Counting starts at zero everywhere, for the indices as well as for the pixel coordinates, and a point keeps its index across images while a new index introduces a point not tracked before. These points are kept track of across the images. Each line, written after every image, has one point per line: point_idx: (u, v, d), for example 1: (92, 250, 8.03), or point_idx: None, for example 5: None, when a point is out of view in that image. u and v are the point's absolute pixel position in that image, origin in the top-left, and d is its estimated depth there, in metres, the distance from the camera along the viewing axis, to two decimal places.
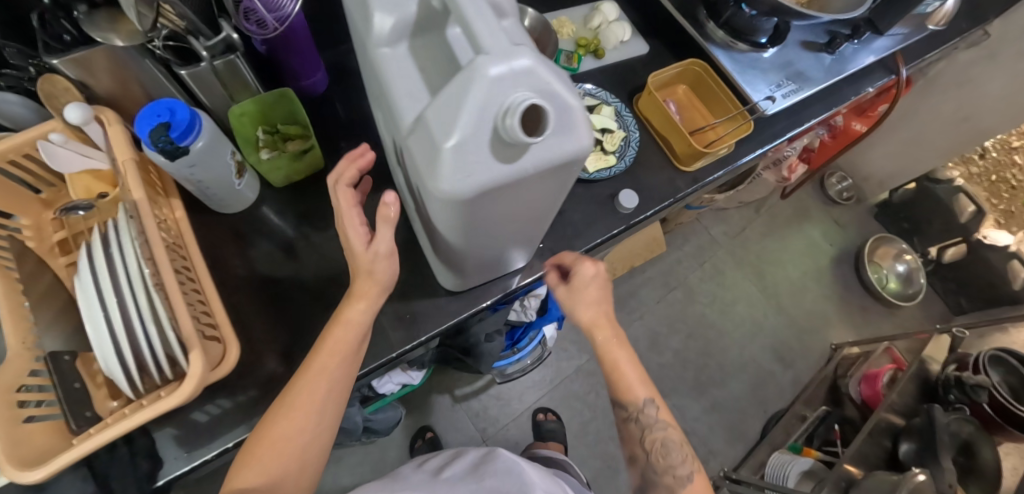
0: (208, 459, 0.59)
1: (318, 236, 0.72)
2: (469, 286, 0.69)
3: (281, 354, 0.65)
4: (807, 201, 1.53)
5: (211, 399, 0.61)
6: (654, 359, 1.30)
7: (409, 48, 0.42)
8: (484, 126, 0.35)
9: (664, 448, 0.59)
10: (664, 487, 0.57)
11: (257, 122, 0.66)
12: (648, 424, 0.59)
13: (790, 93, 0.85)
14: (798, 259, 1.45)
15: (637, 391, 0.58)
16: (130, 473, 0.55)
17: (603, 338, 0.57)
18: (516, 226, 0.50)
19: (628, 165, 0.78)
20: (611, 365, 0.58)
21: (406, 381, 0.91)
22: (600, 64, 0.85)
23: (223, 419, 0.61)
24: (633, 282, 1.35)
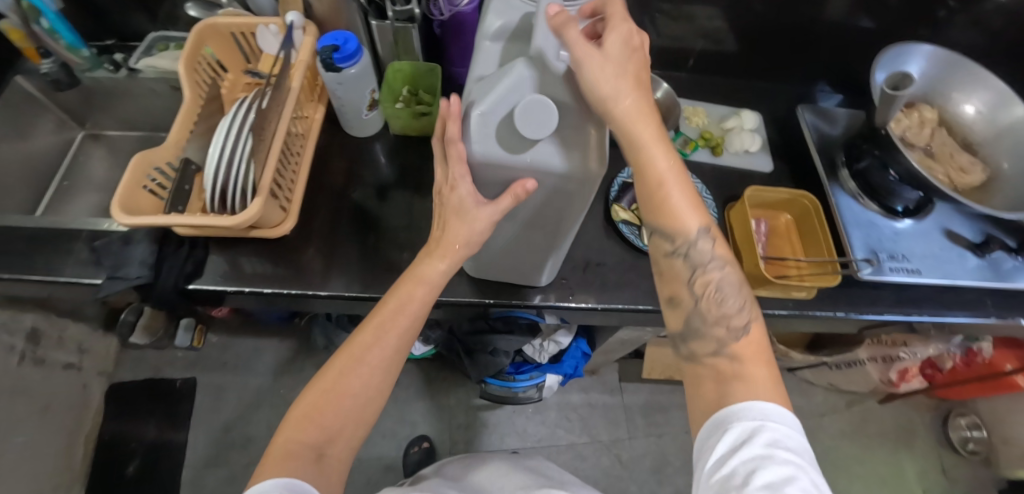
0: (222, 290, 0.72)
1: (400, 182, 0.83)
2: (485, 279, 0.73)
3: (319, 249, 0.76)
4: (917, 427, 1.29)
5: (259, 253, 0.75)
6: (652, 487, 1.17)
7: (501, 46, 0.50)
8: (502, 109, 0.44)
9: (716, 295, 0.49)
10: (711, 341, 0.48)
11: (408, 82, 0.81)
12: (691, 271, 0.50)
13: (904, 272, 0.74)
14: (872, 482, 1.21)
15: (691, 217, 0.49)
16: (179, 265, 0.70)
17: (635, 153, 0.48)
18: (518, 230, 0.57)
19: None
20: (664, 193, 0.49)
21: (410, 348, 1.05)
22: (714, 160, 0.84)
23: (255, 270, 0.74)
24: (670, 396, 1.27)
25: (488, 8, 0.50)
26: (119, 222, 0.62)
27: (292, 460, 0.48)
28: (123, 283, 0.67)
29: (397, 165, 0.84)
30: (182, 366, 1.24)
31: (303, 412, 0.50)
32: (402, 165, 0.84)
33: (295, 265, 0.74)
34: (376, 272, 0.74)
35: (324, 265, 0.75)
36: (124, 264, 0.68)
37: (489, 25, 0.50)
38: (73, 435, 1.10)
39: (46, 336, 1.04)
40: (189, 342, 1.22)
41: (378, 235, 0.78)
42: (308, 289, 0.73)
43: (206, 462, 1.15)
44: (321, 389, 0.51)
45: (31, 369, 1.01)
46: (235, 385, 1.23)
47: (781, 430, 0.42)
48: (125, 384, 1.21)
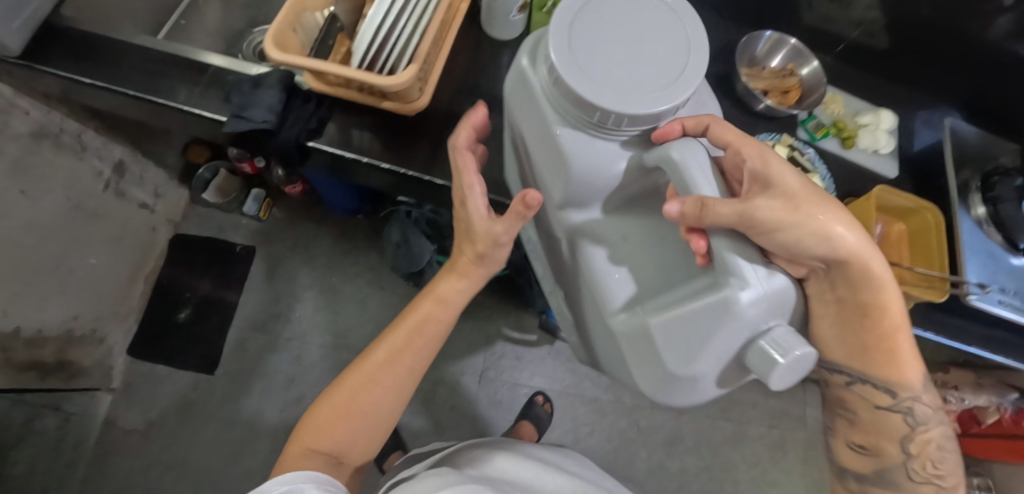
0: (344, 156, 0.73)
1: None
2: None
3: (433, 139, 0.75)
4: None
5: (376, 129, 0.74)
6: (660, 458, 1.20)
7: (594, 211, 0.53)
8: (721, 356, 0.43)
9: (918, 423, 0.57)
10: (912, 458, 0.58)
11: None
12: (918, 416, 0.56)
13: (1012, 309, 0.72)
14: None
15: (900, 353, 0.53)
16: (302, 119, 0.70)
17: (872, 293, 0.48)
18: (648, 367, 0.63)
19: None
20: (887, 336, 0.51)
21: None
22: (841, 152, 0.81)
23: (368, 145, 0.73)
24: None
25: (566, 152, 0.45)
26: (269, 54, 0.59)
27: (310, 462, 0.53)
28: (249, 124, 0.67)
29: None
30: (245, 232, 1.25)
31: (318, 425, 0.55)
32: None
33: (408, 150, 0.74)
34: None
35: (434, 156, 0.74)
36: (253, 106, 0.68)
37: (577, 175, 0.47)
38: (136, 269, 1.14)
39: (130, 170, 1.08)
40: (256, 212, 1.22)
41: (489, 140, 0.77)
42: (424, 173, 0.73)
43: (251, 327, 1.18)
44: (338, 402, 0.56)
45: (112, 199, 1.05)
46: (289, 262, 1.24)
47: None
48: (189, 238, 1.22)
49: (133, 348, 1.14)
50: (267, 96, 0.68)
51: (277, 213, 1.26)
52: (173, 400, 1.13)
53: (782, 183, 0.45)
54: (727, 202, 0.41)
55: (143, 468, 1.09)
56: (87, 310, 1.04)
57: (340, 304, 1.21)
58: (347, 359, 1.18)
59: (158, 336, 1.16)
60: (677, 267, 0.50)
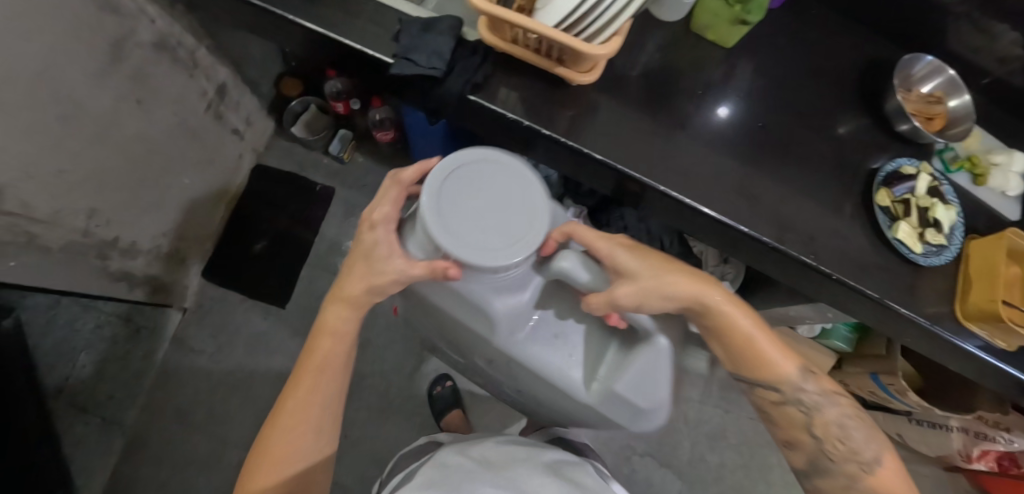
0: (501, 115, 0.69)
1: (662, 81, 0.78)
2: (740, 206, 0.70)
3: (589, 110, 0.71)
4: None
5: (535, 92, 0.70)
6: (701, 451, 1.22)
7: (529, 320, 0.54)
8: (664, 387, 0.55)
9: (841, 430, 0.56)
10: (856, 458, 0.55)
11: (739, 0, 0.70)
12: (845, 448, 0.56)
13: None
14: None
15: (770, 365, 0.56)
16: (467, 72, 0.68)
17: (743, 319, 0.53)
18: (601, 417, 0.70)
19: (922, 266, 0.74)
20: (745, 342, 0.54)
21: None
22: (970, 188, 0.81)
23: (520, 104, 0.69)
24: None
25: (489, 308, 0.50)
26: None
27: None
28: (415, 68, 0.66)
29: None
30: (325, 171, 1.24)
31: (252, 473, 0.55)
32: None
33: None
34: None
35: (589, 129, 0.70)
36: (421, 51, 0.67)
37: (507, 315, 0.51)
38: (220, 195, 1.14)
39: (229, 94, 1.06)
40: (341, 154, 1.20)
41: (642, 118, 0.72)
42: (582, 145, 0.69)
43: (323, 268, 1.19)
44: (264, 450, 0.55)
45: (210, 122, 1.04)
46: (367, 209, 1.23)
47: None
48: (270, 169, 1.22)
49: (208, 271, 1.15)
50: (436, 43, 0.67)
51: (358, 158, 1.25)
52: (242, 328, 1.15)
53: (626, 265, 0.49)
54: (602, 295, 0.47)
55: (208, 389, 1.12)
56: (175, 229, 1.04)
57: None
58: None
59: (233, 263, 1.17)
60: (575, 344, 0.56)
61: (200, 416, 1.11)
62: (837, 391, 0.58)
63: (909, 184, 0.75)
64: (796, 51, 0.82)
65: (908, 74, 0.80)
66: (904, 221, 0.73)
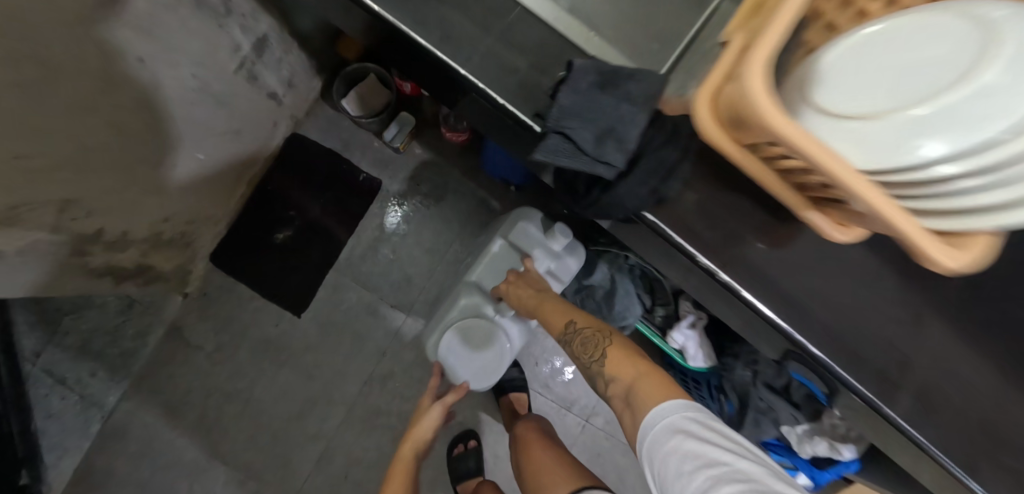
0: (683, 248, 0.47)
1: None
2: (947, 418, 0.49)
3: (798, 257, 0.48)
4: None
5: (732, 218, 0.47)
6: None
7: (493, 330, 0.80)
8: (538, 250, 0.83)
9: (584, 344, 0.61)
10: (600, 376, 0.59)
11: None
12: (570, 335, 0.63)
13: None
14: None
15: (558, 319, 0.65)
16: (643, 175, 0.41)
17: (535, 301, 0.69)
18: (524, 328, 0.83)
19: None
20: (550, 314, 0.66)
21: (688, 355, 0.73)
22: None
23: (706, 232, 0.47)
24: None
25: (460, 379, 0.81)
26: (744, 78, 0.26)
27: None
28: (576, 157, 0.39)
29: None
30: (375, 157, 1.00)
31: None
32: None
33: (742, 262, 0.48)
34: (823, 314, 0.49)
35: (794, 288, 0.48)
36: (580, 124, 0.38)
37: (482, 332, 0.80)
38: (244, 168, 0.91)
39: (270, 50, 0.81)
40: (396, 146, 0.97)
41: (868, 274, 0.49)
42: (782, 317, 0.48)
43: (355, 278, 0.99)
44: None
45: (242, 84, 0.79)
46: (417, 214, 1.01)
47: (699, 420, 0.46)
48: (309, 142, 0.99)
49: (219, 256, 0.96)
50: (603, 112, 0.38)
51: (417, 148, 1.00)
52: (250, 330, 0.97)
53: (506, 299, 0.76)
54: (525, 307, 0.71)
55: (204, 392, 0.97)
56: (183, 211, 0.83)
57: None
58: None
59: (251, 252, 0.97)
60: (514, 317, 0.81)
61: (192, 417, 0.97)
62: (591, 321, 0.63)
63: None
64: None
65: None
66: None
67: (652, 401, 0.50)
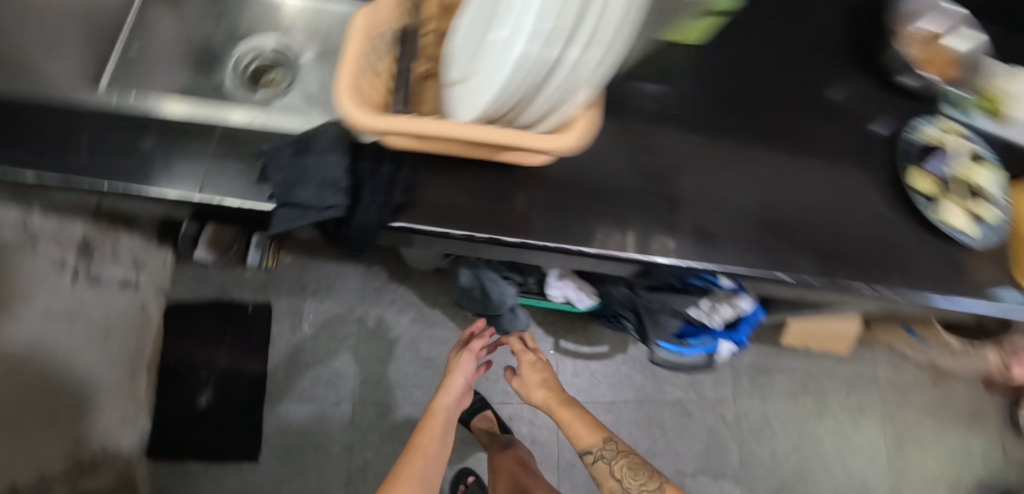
0: (452, 237, 0.53)
1: (637, 110, 0.59)
2: (753, 241, 0.56)
3: (586, 185, 0.55)
4: (992, 413, 1.33)
5: (504, 188, 0.54)
6: (750, 447, 1.18)
7: None
8: None
9: (630, 469, 0.79)
10: None
11: None
12: (610, 458, 0.80)
13: None
14: (943, 455, 1.29)
15: (581, 432, 0.84)
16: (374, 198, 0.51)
17: (545, 399, 0.91)
18: (550, 403, 0.90)
19: (981, 249, 0.60)
20: (565, 415, 0.88)
21: (572, 300, 0.83)
22: (1002, 132, 0.67)
23: (467, 207, 0.53)
24: (776, 360, 1.22)
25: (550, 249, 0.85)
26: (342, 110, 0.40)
27: None
28: (307, 215, 0.49)
29: (653, 70, 0.61)
30: (252, 286, 1.05)
31: None
32: (653, 69, 0.61)
33: (504, 203, 0.54)
34: (603, 206, 0.55)
35: (598, 211, 0.55)
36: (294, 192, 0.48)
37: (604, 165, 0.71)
38: (136, 360, 0.93)
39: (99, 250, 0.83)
40: (263, 261, 1.00)
41: (623, 159, 0.57)
42: (583, 245, 0.53)
43: (290, 398, 1.02)
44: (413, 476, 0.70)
45: (86, 291, 0.81)
46: (316, 316, 1.06)
47: None
48: (187, 305, 1.02)
49: (157, 452, 0.97)
50: (307, 178, 0.49)
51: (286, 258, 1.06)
52: None
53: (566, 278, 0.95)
54: (537, 391, 0.92)
55: None
56: (91, 433, 0.83)
57: (386, 354, 1.06)
58: (410, 415, 1.04)
59: (188, 429, 0.98)
60: None
61: None
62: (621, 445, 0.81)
63: (942, 157, 0.62)
64: (755, 36, 0.66)
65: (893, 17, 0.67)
66: (948, 200, 0.60)
67: None
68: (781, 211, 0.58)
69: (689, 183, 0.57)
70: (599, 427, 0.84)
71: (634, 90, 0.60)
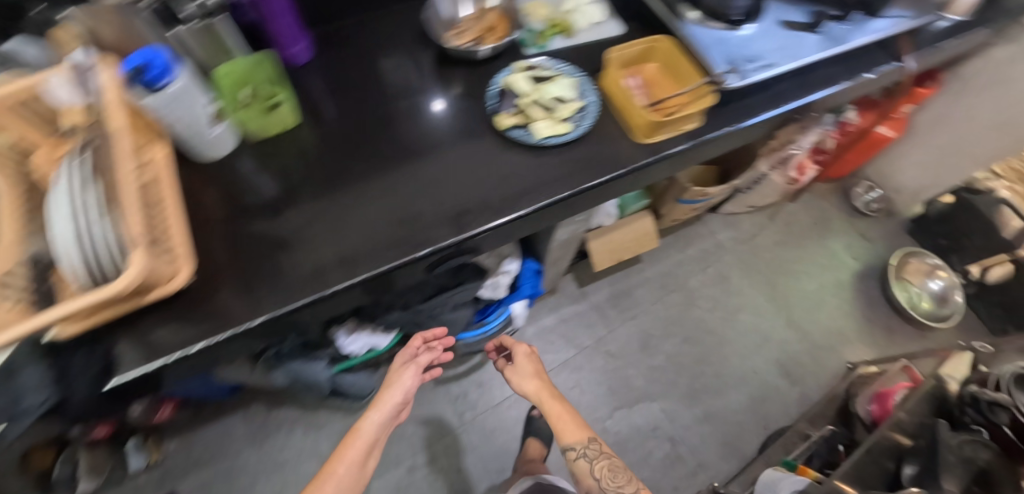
0: (150, 370, 0.62)
1: (302, 182, 0.73)
2: (403, 235, 0.69)
3: (276, 259, 0.68)
4: (830, 213, 1.50)
5: (194, 308, 0.65)
6: (648, 360, 1.27)
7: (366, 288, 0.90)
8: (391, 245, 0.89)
9: (609, 473, 0.78)
10: None
11: (244, 82, 0.73)
12: (591, 457, 0.80)
13: (758, 67, 0.79)
14: (812, 270, 1.42)
15: (573, 431, 0.82)
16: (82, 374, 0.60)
17: (536, 389, 0.88)
18: (541, 394, 0.88)
19: (584, 134, 0.75)
20: (551, 406, 0.86)
21: (373, 344, 0.93)
22: (569, 42, 0.85)
23: (165, 341, 0.63)
24: (628, 280, 1.35)
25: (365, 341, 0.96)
26: None
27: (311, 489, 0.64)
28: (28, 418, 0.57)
29: (280, 152, 0.76)
30: (152, 486, 1.11)
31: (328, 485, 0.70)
32: (279, 152, 0.76)
33: (203, 317, 0.65)
34: (278, 275, 0.67)
35: (276, 280, 0.67)
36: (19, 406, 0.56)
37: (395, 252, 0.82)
38: None
39: None
40: (145, 459, 1.10)
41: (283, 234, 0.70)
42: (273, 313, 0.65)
43: None
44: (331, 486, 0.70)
45: None
46: (222, 477, 1.12)
47: None
48: None
49: None
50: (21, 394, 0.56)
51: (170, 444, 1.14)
52: None
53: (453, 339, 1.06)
54: (527, 375, 0.91)
55: None
56: None
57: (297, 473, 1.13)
58: None
59: None
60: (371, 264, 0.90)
61: None
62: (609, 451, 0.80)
63: (512, 98, 0.77)
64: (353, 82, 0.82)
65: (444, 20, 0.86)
66: (538, 120, 0.74)
67: None
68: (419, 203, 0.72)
69: (340, 221, 0.71)
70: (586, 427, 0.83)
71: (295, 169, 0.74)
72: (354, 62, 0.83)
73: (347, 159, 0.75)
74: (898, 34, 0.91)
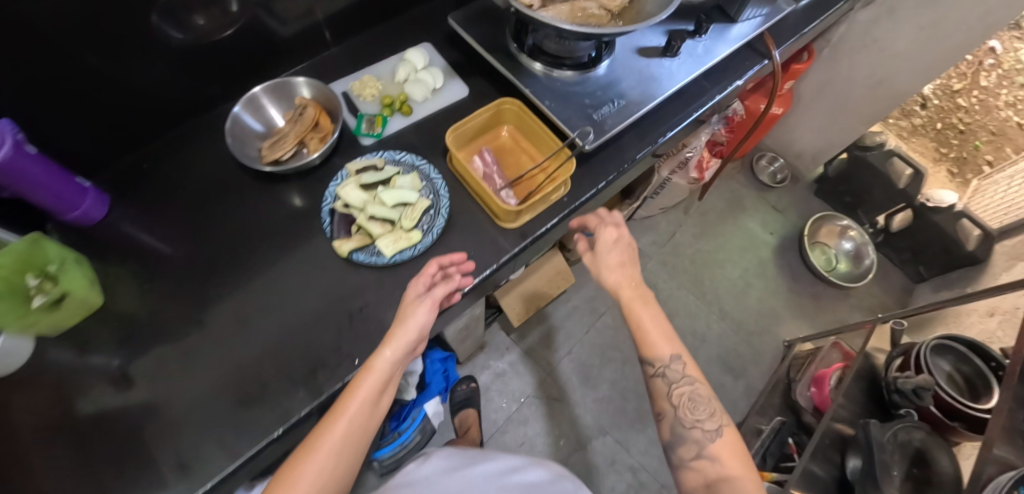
0: None
1: (136, 361, 0.63)
2: (256, 407, 0.60)
3: (116, 471, 0.57)
4: (741, 192, 1.49)
5: None
6: (592, 393, 1.23)
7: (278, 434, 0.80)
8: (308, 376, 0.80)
9: (690, 402, 0.60)
10: (692, 442, 0.58)
11: (24, 269, 0.58)
12: (674, 380, 0.61)
13: (618, 114, 0.71)
14: (734, 255, 1.41)
15: (655, 347, 0.62)
16: None
17: (617, 279, 0.66)
18: (620, 287, 0.66)
19: (440, 235, 0.67)
20: (633, 307, 0.64)
21: None
22: (410, 121, 0.76)
23: None
24: (557, 313, 1.30)
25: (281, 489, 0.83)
26: None
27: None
28: None
29: (91, 333, 0.64)
30: None
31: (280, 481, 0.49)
32: (90, 333, 0.64)
33: None
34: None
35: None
36: None
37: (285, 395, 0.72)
38: None
39: None
40: None
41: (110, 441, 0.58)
42: None
43: None
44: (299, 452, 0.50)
45: None
46: None
47: (714, 469, 0.55)
48: None
49: None
50: None
51: None
52: None
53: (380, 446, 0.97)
54: (610, 258, 0.68)
55: None
56: None
57: None
58: None
59: None
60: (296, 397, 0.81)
61: None
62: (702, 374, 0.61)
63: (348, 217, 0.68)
64: (169, 222, 0.71)
65: (259, 130, 0.75)
66: (382, 236, 0.66)
67: (739, 463, 0.55)
68: (269, 359, 0.63)
69: (179, 408, 0.60)
70: (676, 341, 0.62)
71: (131, 338, 0.64)
72: (181, 188, 0.73)
73: (185, 318, 0.65)
74: (761, 33, 0.85)
